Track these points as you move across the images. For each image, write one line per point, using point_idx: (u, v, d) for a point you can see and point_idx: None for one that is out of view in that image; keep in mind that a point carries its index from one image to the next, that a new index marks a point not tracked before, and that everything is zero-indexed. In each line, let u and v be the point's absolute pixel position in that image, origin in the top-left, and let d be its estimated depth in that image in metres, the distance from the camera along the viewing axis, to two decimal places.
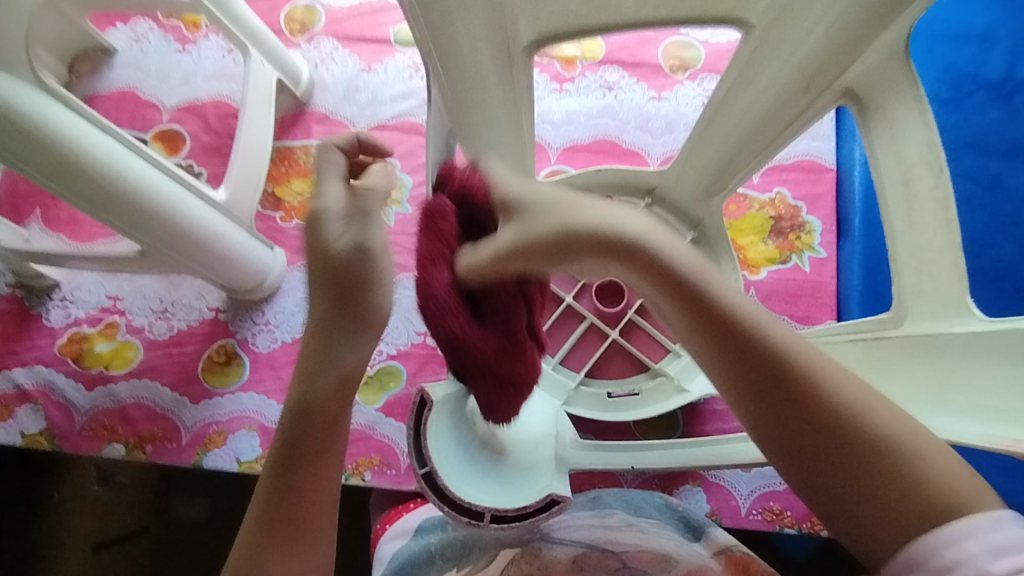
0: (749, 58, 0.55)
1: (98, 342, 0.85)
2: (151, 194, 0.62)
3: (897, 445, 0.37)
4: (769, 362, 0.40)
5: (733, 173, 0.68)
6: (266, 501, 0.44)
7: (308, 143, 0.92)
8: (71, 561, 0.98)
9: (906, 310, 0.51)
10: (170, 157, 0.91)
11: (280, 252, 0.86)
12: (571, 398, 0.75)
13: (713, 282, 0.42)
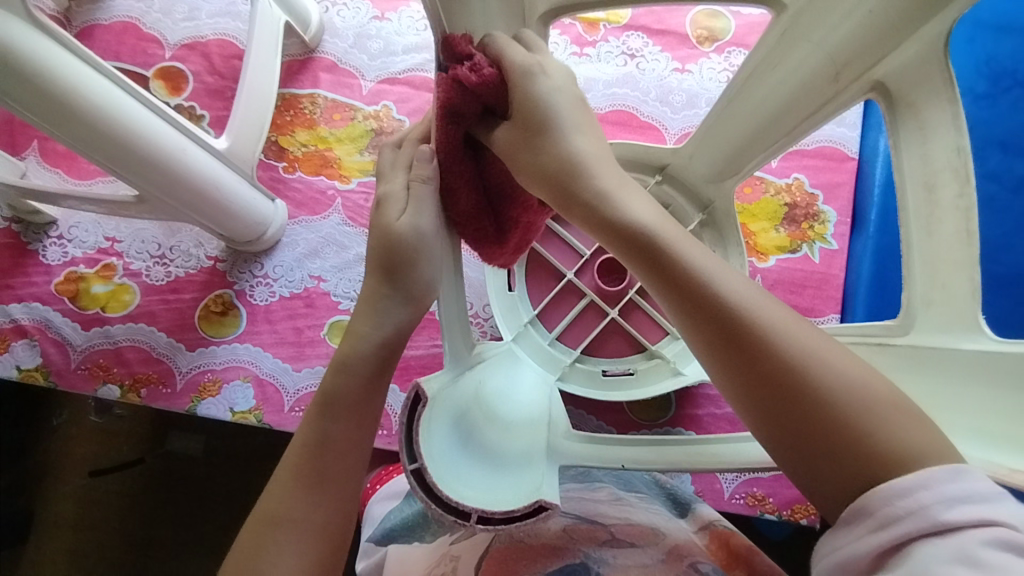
0: (776, 41, 0.53)
1: (95, 283, 0.84)
2: (148, 140, 0.60)
3: (857, 408, 0.34)
4: (726, 315, 0.37)
5: (747, 160, 0.64)
6: (286, 490, 0.45)
7: (315, 92, 0.89)
8: (66, 488, 1.01)
9: (914, 318, 0.47)
10: (172, 97, 0.87)
11: (281, 204, 0.84)
12: (565, 375, 0.75)
13: (673, 239, 0.40)
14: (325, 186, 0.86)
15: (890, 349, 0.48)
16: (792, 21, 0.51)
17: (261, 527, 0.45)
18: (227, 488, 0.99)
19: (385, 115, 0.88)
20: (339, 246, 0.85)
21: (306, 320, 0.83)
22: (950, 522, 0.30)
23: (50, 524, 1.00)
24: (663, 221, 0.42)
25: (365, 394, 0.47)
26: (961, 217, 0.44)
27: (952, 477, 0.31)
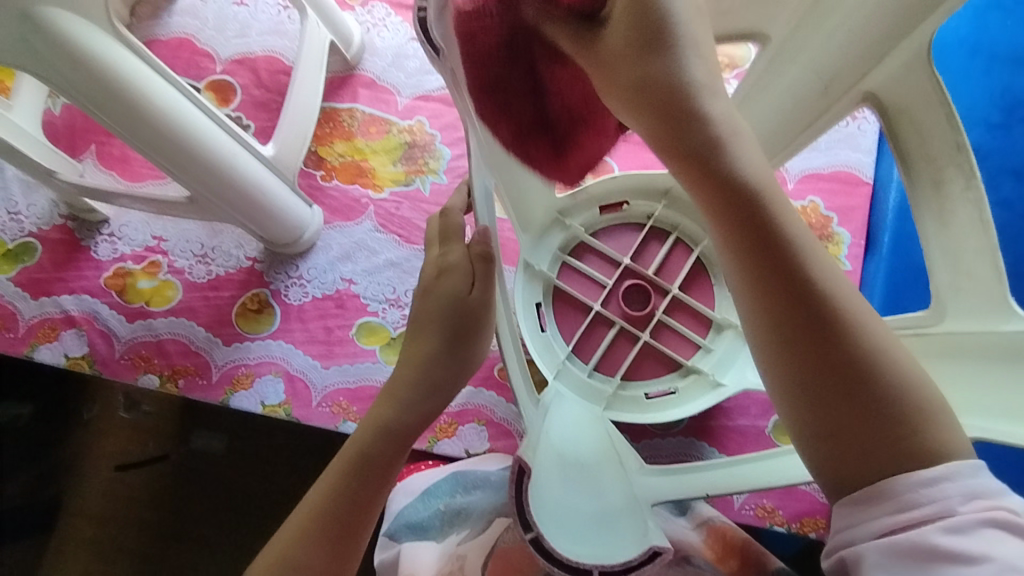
0: (767, 61, 0.56)
1: (141, 279, 0.89)
2: (206, 146, 0.65)
3: (898, 383, 0.38)
4: (812, 284, 0.39)
5: (753, 171, 0.64)
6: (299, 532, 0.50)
7: (353, 106, 0.94)
8: (95, 474, 1.05)
9: (945, 304, 0.51)
10: (221, 107, 0.94)
11: (318, 210, 0.89)
12: (610, 402, 0.79)
13: (775, 203, 0.41)
14: (359, 194, 0.91)
15: (929, 338, 0.51)
16: (782, 42, 0.54)
17: (345, 449, 0.53)
18: (245, 483, 1.02)
19: (418, 129, 0.93)
20: (371, 251, 0.89)
21: (335, 320, 0.87)
22: (966, 512, 0.35)
23: (77, 509, 1.04)
24: (771, 186, 0.41)
25: (446, 363, 0.55)
26: (974, 208, 0.47)
27: (974, 473, 0.36)
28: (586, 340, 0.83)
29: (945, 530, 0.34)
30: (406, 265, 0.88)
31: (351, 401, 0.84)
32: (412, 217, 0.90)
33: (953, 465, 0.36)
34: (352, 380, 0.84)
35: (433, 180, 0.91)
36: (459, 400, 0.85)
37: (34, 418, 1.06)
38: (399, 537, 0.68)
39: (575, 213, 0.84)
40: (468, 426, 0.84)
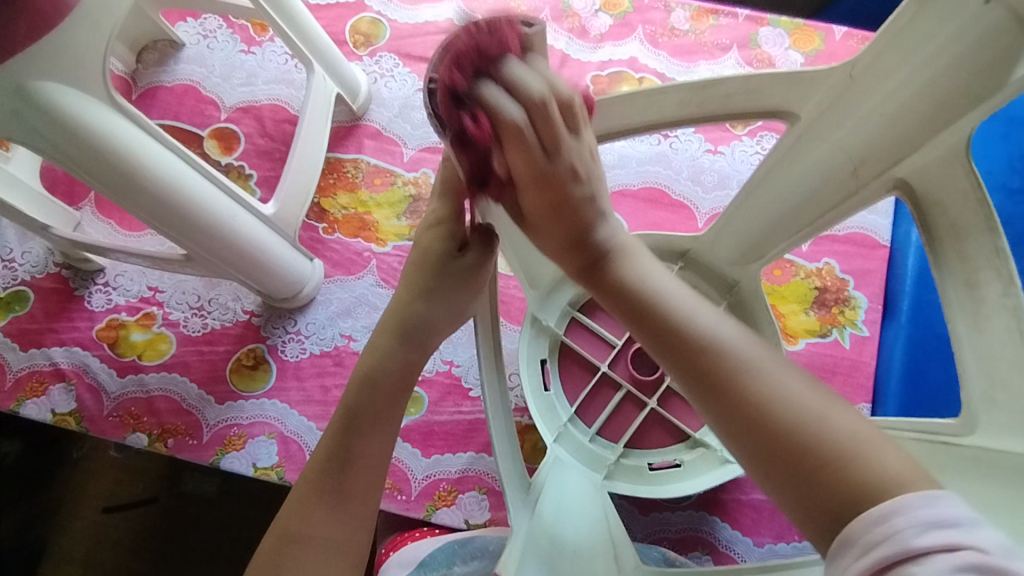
0: (792, 143, 0.56)
1: (135, 331, 0.86)
2: (205, 211, 0.63)
3: (826, 423, 0.34)
4: (702, 351, 0.38)
5: (772, 245, 0.65)
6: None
7: (358, 157, 0.93)
8: (82, 521, 1.01)
9: (976, 417, 0.46)
10: (224, 156, 0.92)
11: (318, 264, 0.86)
12: (611, 472, 0.75)
13: (663, 286, 0.42)
14: (361, 248, 0.89)
15: (957, 451, 0.46)
16: (807, 126, 0.54)
17: (300, 499, 0.47)
18: (237, 534, 0.98)
19: (424, 182, 0.91)
20: (372, 306, 0.87)
21: (333, 378, 0.84)
22: (923, 547, 0.29)
23: (61, 560, 1.00)
24: (657, 278, 0.42)
25: (405, 369, 0.52)
26: (1012, 322, 0.44)
27: (928, 504, 0.30)
28: (589, 404, 0.79)
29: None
30: None
31: None
32: None
33: (907, 500, 0.31)
34: None
35: None
36: (459, 466, 0.81)
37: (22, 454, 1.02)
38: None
39: None
40: (469, 494, 0.80)
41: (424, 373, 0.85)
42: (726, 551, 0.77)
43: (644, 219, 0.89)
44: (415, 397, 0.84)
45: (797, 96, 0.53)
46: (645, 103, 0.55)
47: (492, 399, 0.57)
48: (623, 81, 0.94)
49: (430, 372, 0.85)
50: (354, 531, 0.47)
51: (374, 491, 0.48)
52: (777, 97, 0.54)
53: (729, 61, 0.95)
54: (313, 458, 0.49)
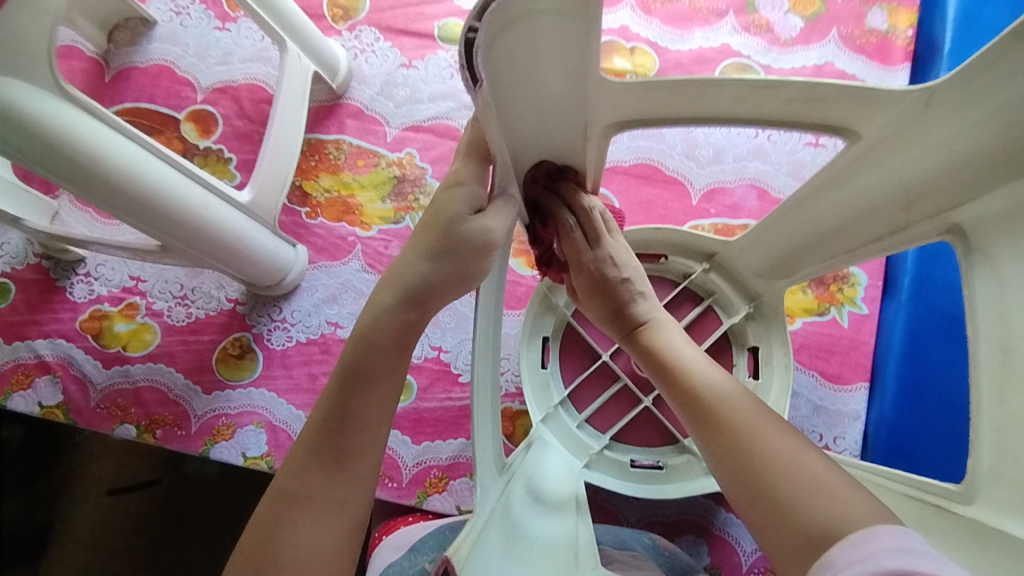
0: (851, 160, 0.50)
1: (118, 321, 0.85)
2: (176, 205, 0.62)
3: (812, 471, 0.39)
4: (701, 401, 0.46)
5: (803, 266, 0.64)
6: (251, 536, 0.44)
7: (340, 137, 0.90)
8: (86, 504, 1.01)
9: (977, 487, 0.41)
10: (202, 140, 0.89)
11: (302, 249, 0.84)
12: (593, 462, 0.73)
13: (687, 361, 0.50)
14: (346, 232, 0.87)
15: (948, 515, 0.42)
16: (869, 146, 0.48)
17: (296, 457, 0.45)
18: (240, 515, 0.98)
19: (408, 162, 0.89)
20: (357, 293, 0.85)
21: (321, 366, 0.82)
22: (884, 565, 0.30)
23: (70, 540, 1.01)
24: (682, 347, 0.52)
25: (402, 331, 0.47)
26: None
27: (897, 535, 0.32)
28: (585, 389, 0.78)
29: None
30: None
31: None
32: None
33: (875, 531, 0.33)
34: None
35: None
36: (450, 453, 0.80)
37: (26, 439, 1.02)
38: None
39: None
40: (459, 480, 0.79)
41: (413, 359, 0.83)
42: (721, 534, 0.76)
43: (637, 196, 0.86)
44: (404, 383, 0.82)
45: (862, 115, 0.45)
46: (693, 93, 0.46)
47: (482, 376, 0.53)
48: (615, 51, 0.90)
49: (419, 358, 0.83)
50: (347, 493, 0.45)
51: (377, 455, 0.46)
52: (839, 113, 0.46)
53: (726, 27, 0.91)
54: (313, 411, 0.46)
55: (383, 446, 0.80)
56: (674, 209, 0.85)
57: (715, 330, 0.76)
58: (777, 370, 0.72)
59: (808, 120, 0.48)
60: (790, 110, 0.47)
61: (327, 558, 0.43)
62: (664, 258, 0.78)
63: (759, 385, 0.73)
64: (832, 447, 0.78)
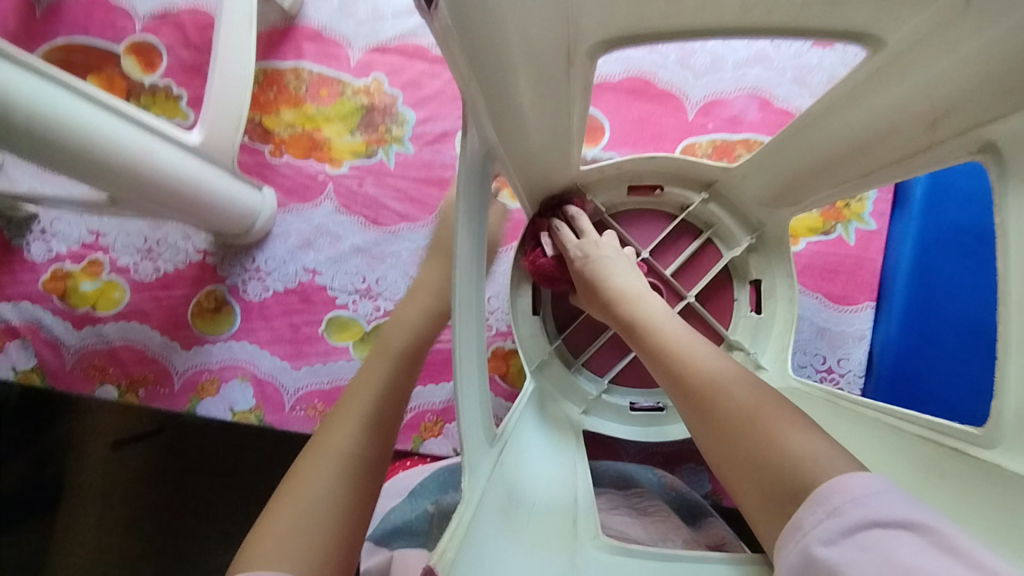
0: (869, 74, 0.45)
1: (84, 280, 0.80)
2: (101, 145, 0.57)
3: (786, 443, 0.39)
4: (688, 382, 0.46)
5: (812, 192, 0.59)
6: (287, 484, 0.47)
7: (299, 65, 0.82)
8: (93, 455, 0.97)
9: (1000, 432, 0.39)
10: (147, 75, 0.81)
11: (269, 192, 0.79)
12: (592, 407, 0.71)
13: (673, 340, 0.50)
14: (315, 170, 0.80)
15: (970, 462, 0.40)
16: (890, 58, 0.43)
17: (344, 410, 0.51)
18: (249, 465, 0.94)
19: (376, 89, 0.81)
20: (333, 237, 0.79)
21: (301, 316, 0.78)
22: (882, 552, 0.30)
23: (77, 492, 0.98)
24: (668, 326, 0.52)
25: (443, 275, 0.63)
26: None
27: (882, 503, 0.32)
28: (582, 331, 0.76)
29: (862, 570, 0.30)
30: (375, 251, 0.79)
31: (327, 403, 0.76)
32: (376, 195, 0.80)
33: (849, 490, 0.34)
34: (326, 382, 0.76)
35: (397, 150, 0.80)
36: (443, 397, 0.78)
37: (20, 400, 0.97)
38: (390, 543, 0.60)
39: (604, 189, 0.71)
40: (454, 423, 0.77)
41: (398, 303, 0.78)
42: None
43: (628, 113, 0.79)
44: None
45: (889, 19, 0.39)
46: (697, 0, 0.39)
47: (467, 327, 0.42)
48: None
49: (404, 301, 0.78)
50: (378, 455, 0.49)
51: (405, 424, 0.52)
52: (864, 17, 0.40)
53: None
54: (356, 387, 0.53)
55: None
56: (669, 126, 0.78)
57: (713, 265, 0.73)
58: (781, 303, 0.69)
59: (829, 28, 0.42)
60: (814, 16, 0.40)
61: (356, 508, 0.46)
62: (659, 190, 0.72)
63: (761, 320, 0.70)
64: (835, 369, 0.75)
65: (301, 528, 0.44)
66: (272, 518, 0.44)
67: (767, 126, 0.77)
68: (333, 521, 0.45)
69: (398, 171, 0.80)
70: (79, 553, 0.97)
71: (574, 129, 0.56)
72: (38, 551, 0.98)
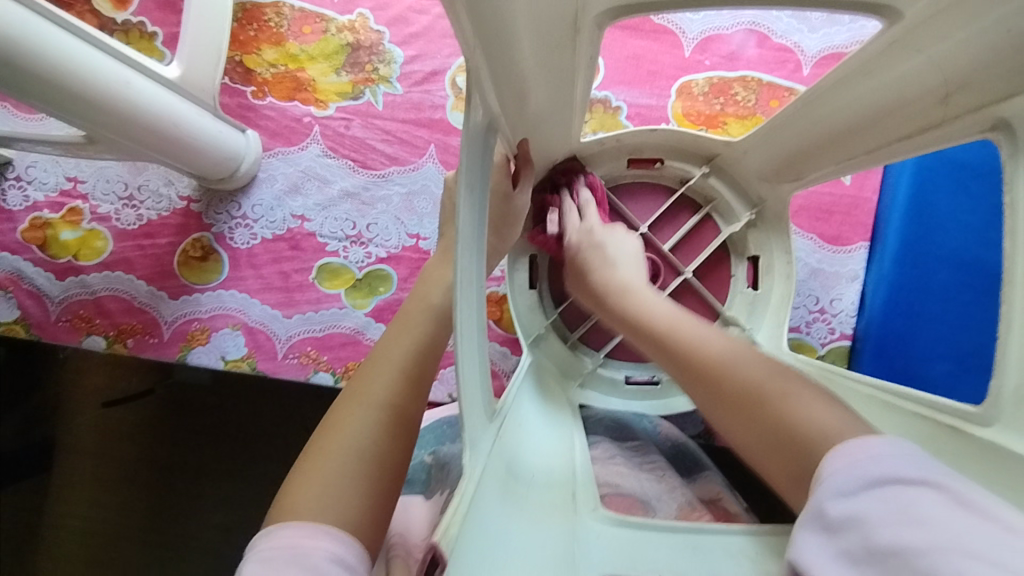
0: (883, 49, 0.44)
1: (63, 229, 0.78)
2: (65, 69, 0.54)
3: (799, 420, 0.40)
4: (693, 365, 0.47)
5: (814, 169, 0.58)
6: (323, 433, 0.45)
7: (279, 0, 0.78)
8: (82, 416, 0.96)
9: (999, 410, 0.41)
10: (118, 11, 0.77)
11: (253, 134, 0.76)
12: (587, 381, 0.72)
13: (669, 327, 0.50)
14: (299, 112, 0.77)
15: (966, 440, 0.42)
16: (908, 31, 0.41)
17: (380, 362, 0.48)
18: (245, 418, 0.94)
19: (361, 26, 0.78)
20: (321, 180, 0.77)
21: (291, 263, 0.76)
22: (914, 522, 0.30)
23: (71, 451, 0.97)
24: (659, 313, 0.52)
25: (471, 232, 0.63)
26: None
27: (890, 455, 0.33)
28: (578, 308, 0.76)
29: (879, 520, 0.31)
30: (364, 196, 0.77)
31: (320, 351, 0.75)
32: (364, 137, 0.77)
33: (856, 448, 0.35)
34: (319, 329, 0.75)
35: (385, 91, 0.77)
36: None
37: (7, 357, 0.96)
38: None
39: (603, 163, 0.71)
40: (450, 369, 0.77)
41: (389, 249, 0.77)
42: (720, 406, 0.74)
43: (623, 50, 0.77)
44: (384, 275, 0.76)
45: None
46: None
47: (471, 310, 0.39)
48: None
49: (396, 247, 0.76)
50: (411, 411, 0.47)
51: (435, 373, 0.49)
52: None
53: None
54: (388, 336, 0.50)
55: (368, 341, 0.75)
56: (664, 64, 0.76)
57: (713, 241, 0.72)
58: (778, 280, 0.68)
59: (846, 0, 0.40)
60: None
61: (390, 456, 0.44)
62: (659, 164, 0.71)
63: (758, 296, 0.69)
64: (828, 310, 0.75)
65: (333, 479, 0.42)
66: (306, 465, 0.43)
67: (765, 63, 0.75)
68: (366, 476, 0.43)
69: (386, 113, 0.77)
70: (74, 511, 0.97)
71: (576, 100, 0.54)
72: (34, 509, 0.97)
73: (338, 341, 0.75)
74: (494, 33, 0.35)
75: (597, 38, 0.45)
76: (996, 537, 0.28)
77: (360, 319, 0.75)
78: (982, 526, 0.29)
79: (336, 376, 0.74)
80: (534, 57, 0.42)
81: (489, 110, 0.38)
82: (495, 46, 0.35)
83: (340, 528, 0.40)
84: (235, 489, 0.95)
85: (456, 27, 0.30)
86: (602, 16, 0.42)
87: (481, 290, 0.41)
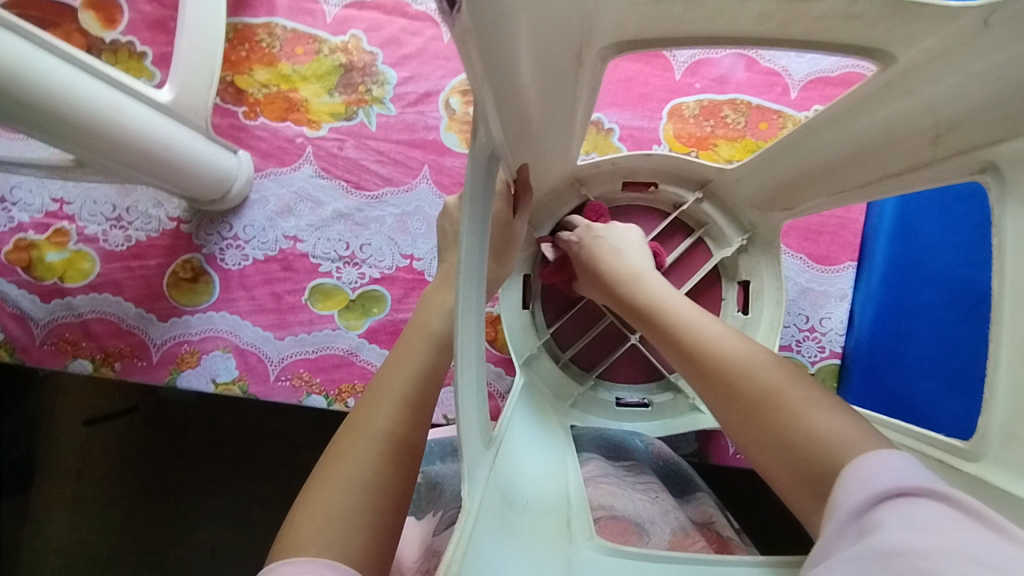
0: (876, 88, 0.45)
1: (49, 251, 0.76)
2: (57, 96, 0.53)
3: (814, 427, 0.39)
4: (710, 360, 0.46)
5: (806, 200, 0.59)
6: (324, 466, 0.44)
7: (271, 21, 0.78)
8: (65, 438, 0.94)
9: (986, 447, 0.42)
10: (107, 31, 0.76)
11: (245, 155, 0.76)
12: (580, 403, 0.71)
13: (690, 325, 0.49)
14: (292, 133, 0.77)
15: (956, 473, 0.43)
16: (900, 73, 0.43)
17: (381, 391, 0.48)
18: (234, 437, 0.92)
19: (354, 47, 0.78)
20: (314, 202, 0.77)
21: (284, 285, 0.76)
22: (920, 527, 0.31)
23: (53, 474, 0.95)
24: (681, 310, 0.51)
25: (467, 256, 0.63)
26: None
27: (904, 475, 0.34)
28: (569, 330, 0.77)
29: (887, 527, 0.32)
30: (357, 217, 0.77)
31: (313, 373, 0.74)
32: (357, 158, 0.77)
33: (878, 465, 0.35)
34: (311, 351, 0.74)
35: (378, 112, 0.78)
36: None
37: None
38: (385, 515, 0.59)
39: (597, 184, 0.71)
40: (444, 390, 0.76)
41: (383, 270, 0.76)
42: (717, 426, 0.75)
43: (615, 73, 0.78)
44: (377, 296, 0.76)
45: (902, 37, 0.39)
46: (707, 12, 0.38)
47: (470, 343, 0.39)
48: None
49: (390, 268, 0.76)
50: (411, 438, 0.46)
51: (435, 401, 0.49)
52: (874, 35, 0.39)
53: None
54: (386, 366, 0.50)
55: (362, 362, 0.74)
56: (656, 86, 0.77)
57: (705, 263, 0.72)
58: (768, 304, 0.69)
59: (841, 41, 0.41)
60: (829, 28, 0.39)
61: (391, 486, 0.44)
62: (654, 187, 0.72)
63: (749, 320, 0.70)
64: (818, 329, 0.78)
65: (335, 513, 0.41)
66: (308, 500, 0.42)
67: (753, 86, 0.77)
68: (368, 509, 0.42)
69: (380, 134, 0.77)
70: (57, 535, 0.94)
71: (574, 128, 0.55)
72: (13, 533, 0.95)
73: (331, 363, 0.74)
74: (498, 76, 0.35)
75: (596, 73, 0.46)
76: (998, 547, 0.29)
77: (353, 340, 0.75)
78: (984, 535, 0.30)
79: (328, 399, 0.73)
80: (534, 93, 0.43)
81: (491, 148, 0.39)
82: (498, 88, 0.36)
83: (347, 565, 0.39)
84: (223, 510, 0.93)
85: (467, 71, 0.30)
86: (601, 52, 0.43)
87: (481, 324, 0.41)
